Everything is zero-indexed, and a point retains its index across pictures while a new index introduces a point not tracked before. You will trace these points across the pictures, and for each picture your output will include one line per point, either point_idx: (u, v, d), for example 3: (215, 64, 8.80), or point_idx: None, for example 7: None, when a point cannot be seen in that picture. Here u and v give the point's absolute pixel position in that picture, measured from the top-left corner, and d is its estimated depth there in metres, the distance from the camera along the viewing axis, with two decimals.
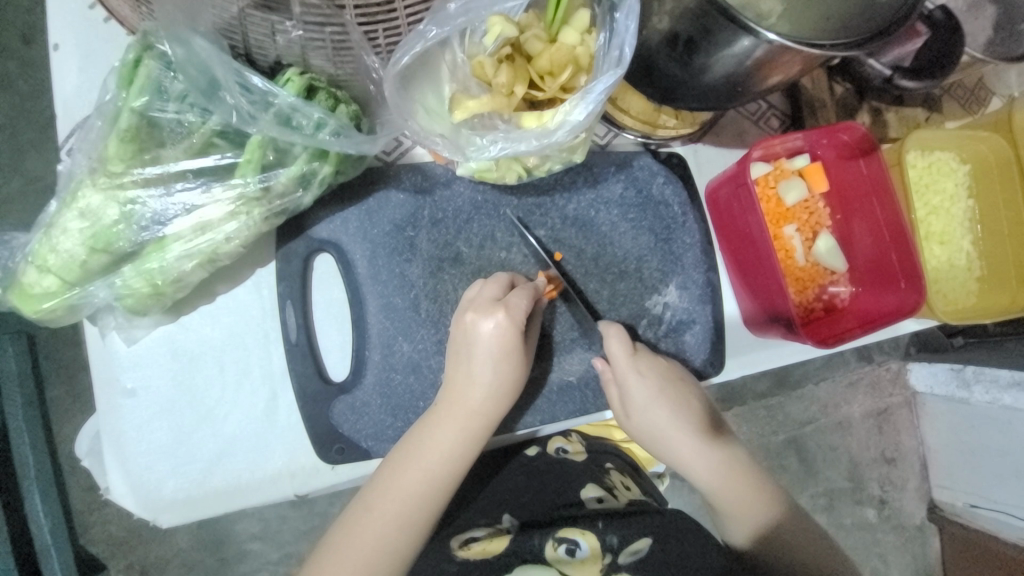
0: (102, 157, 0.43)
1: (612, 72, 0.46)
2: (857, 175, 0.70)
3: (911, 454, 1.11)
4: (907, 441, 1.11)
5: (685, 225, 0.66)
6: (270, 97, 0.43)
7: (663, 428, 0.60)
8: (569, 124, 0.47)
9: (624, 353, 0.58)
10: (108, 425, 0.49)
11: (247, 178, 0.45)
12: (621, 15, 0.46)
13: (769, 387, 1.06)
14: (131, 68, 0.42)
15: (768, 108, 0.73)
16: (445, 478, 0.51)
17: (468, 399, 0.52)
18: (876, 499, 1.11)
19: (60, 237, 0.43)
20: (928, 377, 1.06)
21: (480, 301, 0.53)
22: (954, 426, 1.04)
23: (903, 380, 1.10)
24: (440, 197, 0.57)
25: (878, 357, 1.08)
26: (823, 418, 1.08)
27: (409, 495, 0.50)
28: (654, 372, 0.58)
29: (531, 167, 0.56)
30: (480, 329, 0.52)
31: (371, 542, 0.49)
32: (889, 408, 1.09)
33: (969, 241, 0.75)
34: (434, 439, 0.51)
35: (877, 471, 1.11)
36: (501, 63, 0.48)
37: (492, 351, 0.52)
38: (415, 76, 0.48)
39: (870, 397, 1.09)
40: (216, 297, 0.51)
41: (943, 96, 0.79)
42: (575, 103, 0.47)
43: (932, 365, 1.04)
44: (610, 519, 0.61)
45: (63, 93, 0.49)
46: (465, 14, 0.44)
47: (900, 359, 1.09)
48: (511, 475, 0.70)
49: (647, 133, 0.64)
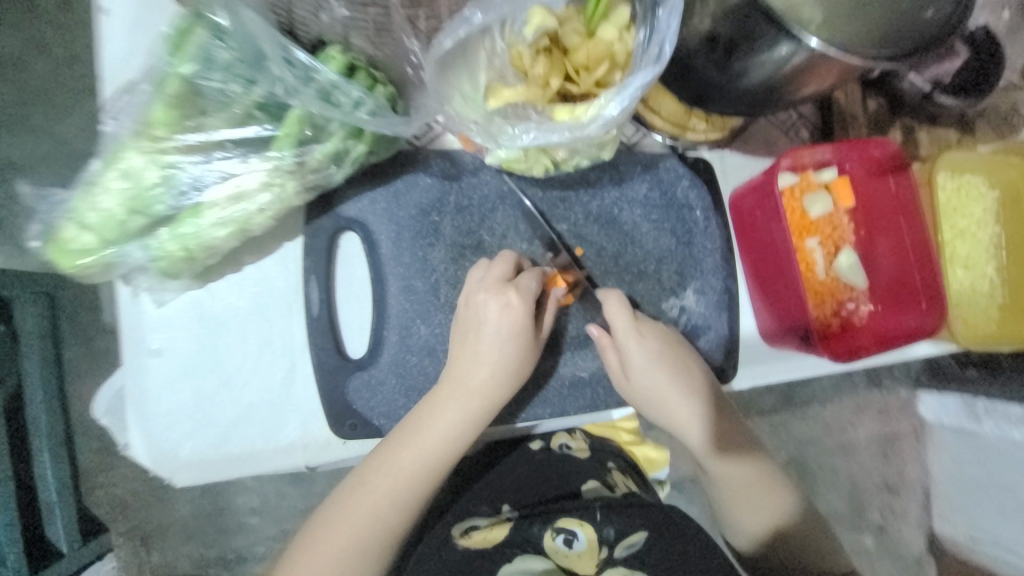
0: (147, 120, 0.44)
1: (648, 69, 0.46)
2: (883, 193, 0.70)
3: (914, 484, 1.10)
4: (911, 473, 1.10)
5: (706, 229, 0.66)
6: (313, 72, 0.43)
7: (665, 390, 0.60)
8: (602, 119, 0.47)
9: (626, 321, 0.58)
10: (133, 383, 0.50)
11: (283, 152, 0.46)
12: (663, 12, 0.46)
13: (774, 404, 1.06)
14: (181, 36, 0.43)
15: (798, 119, 0.73)
16: (453, 452, 0.52)
17: (473, 378, 0.52)
18: (874, 526, 1.10)
19: (101, 196, 0.44)
20: (938, 409, 1.05)
21: (487, 282, 0.53)
22: (959, 458, 1.03)
23: (910, 409, 1.09)
24: (464, 186, 0.58)
25: (886, 382, 1.08)
26: (827, 440, 1.08)
27: (407, 472, 0.51)
28: (653, 334, 0.59)
29: (558, 161, 0.56)
30: (490, 308, 0.53)
31: (368, 514, 0.51)
32: (895, 435, 1.09)
33: (993, 267, 0.74)
34: (433, 415, 0.52)
35: (878, 498, 1.10)
36: (538, 54, 0.49)
37: (501, 331, 0.53)
38: (457, 59, 0.48)
39: (876, 422, 1.09)
40: (243, 266, 0.52)
41: (980, 119, 0.77)
42: (609, 98, 0.47)
43: (945, 397, 1.04)
44: (607, 509, 0.61)
45: (111, 58, 0.50)
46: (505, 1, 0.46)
47: (909, 386, 1.08)
48: (513, 466, 0.71)
49: (677, 135, 0.64)
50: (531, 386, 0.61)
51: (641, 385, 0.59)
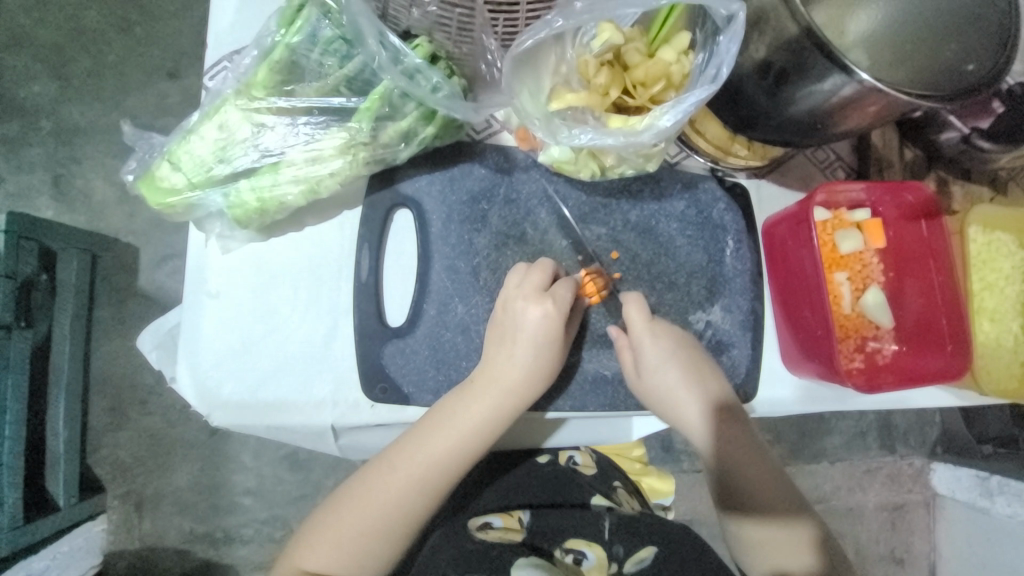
0: (247, 81, 0.49)
1: (705, 87, 0.50)
2: (916, 236, 0.72)
3: (920, 558, 1.13)
4: (918, 545, 1.13)
5: (739, 252, 0.68)
6: (401, 54, 0.47)
7: (673, 393, 0.62)
8: (656, 128, 0.51)
9: (642, 319, 0.61)
10: (190, 319, 0.53)
11: (361, 124, 0.50)
12: (724, 38, 0.50)
13: (783, 455, 1.09)
14: (294, 12, 0.48)
15: (836, 159, 0.76)
16: (472, 422, 0.53)
17: (507, 378, 0.54)
18: None
19: (196, 142, 0.49)
20: (951, 481, 1.10)
21: (526, 288, 0.55)
22: (970, 536, 1.08)
23: (925, 479, 1.13)
24: (514, 181, 0.61)
25: (900, 449, 1.13)
26: (834, 500, 1.11)
27: (437, 458, 0.53)
28: (668, 336, 0.61)
29: (606, 167, 0.60)
30: (527, 315, 0.54)
31: (395, 496, 0.52)
32: (905, 505, 1.13)
33: (1018, 325, 0.75)
34: (465, 407, 0.53)
35: (884, 569, 1.13)
36: (602, 66, 0.53)
37: (537, 338, 0.54)
38: (528, 61, 0.52)
39: (887, 489, 1.12)
40: (304, 227, 0.56)
41: (1010, 181, 0.80)
42: (664, 110, 0.51)
43: (957, 468, 1.08)
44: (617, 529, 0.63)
45: (217, 27, 0.56)
46: (589, 12, 0.48)
47: (924, 456, 1.13)
48: (523, 476, 0.71)
49: (718, 158, 0.67)
50: (555, 379, 0.63)
51: (652, 385, 0.61)
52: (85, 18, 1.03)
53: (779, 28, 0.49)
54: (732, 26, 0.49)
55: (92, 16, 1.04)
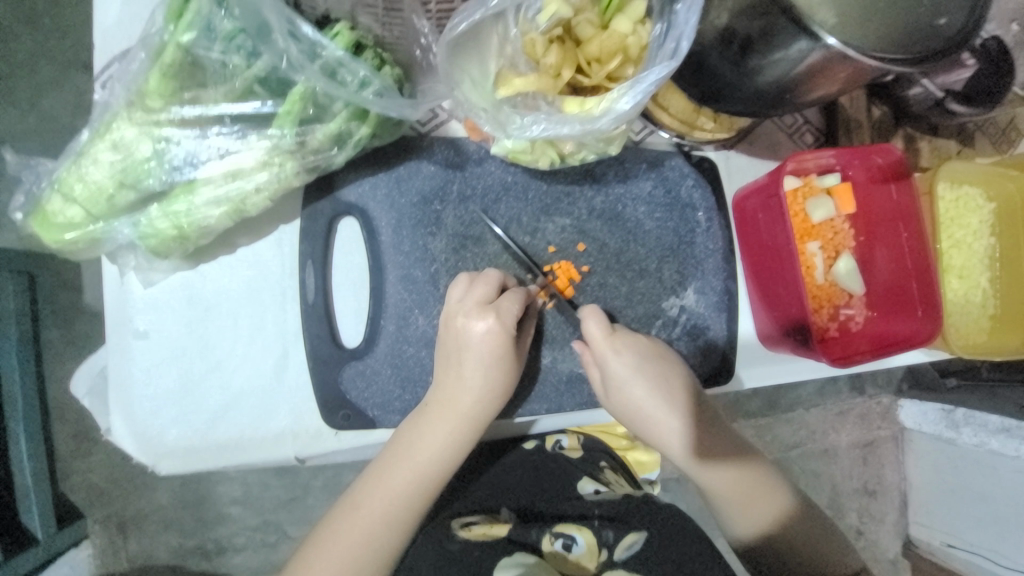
0: (140, 90, 0.42)
1: (664, 63, 0.45)
2: (885, 200, 0.71)
3: (892, 488, 1.19)
4: (890, 476, 1.19)
5: (709, 231, 0.65)
6: (319, 48, 0.42)
7: (646, 411, 0.59)
8: (614, 113, 0.47)
9: (604, 335, 0.57)
10: (116, 364, 0.49)
11: (283, 130, 0.44)
12: (682, 7, 0.45)
13: (761, 408, 1.12)
14: (182, 3, 0.41)
15: (804, 123, 0.73)
16: (444, 455, 0.51)
17: (462, 401, 0.51)
18: (852, 529, 1.17)
19: (89, 167, 0.43)
20: (917, 415, 1.13)
21: (467, 304, 0.51)
22: (937, 463, 1.12)
23: (892, 416, 1.18)
24: (462, 175, 0.56)
25: (869, 390, 1.16)
26: (811, 444, 1.15)
27: (400, 490, 0.50)
28: (632, 350, 0.57)
29: (565, 154, 0.55)
30: (475, 332, 0.51)
31: (362, 538, 0.49)
32: (876, 441, 1.17)
33: (987, 279, 0.76)
34: (424, 433, 0.50)
35: (857, 502, 1.18)
36: (551, 43, 0.48)
37: (487, 357, 0.51)
38: (467, 43, 0.47)
39: (859, 428, 1.16)
40: (237, 248, 0.51)
41: (976, 131, 0.79)
42: (622, 92, 0.46)
43: (923, 404, 1.12)
44: (608, 515, 0.60)
45: (104, 23, 0.48)
46: None
47: (892, 394, 1.18)
48: (509, 465, 0.70)
49: (684, 133, 0.63)
50: (529, 382, 0.60)
51: (623, 402, 0.59)
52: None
53: None
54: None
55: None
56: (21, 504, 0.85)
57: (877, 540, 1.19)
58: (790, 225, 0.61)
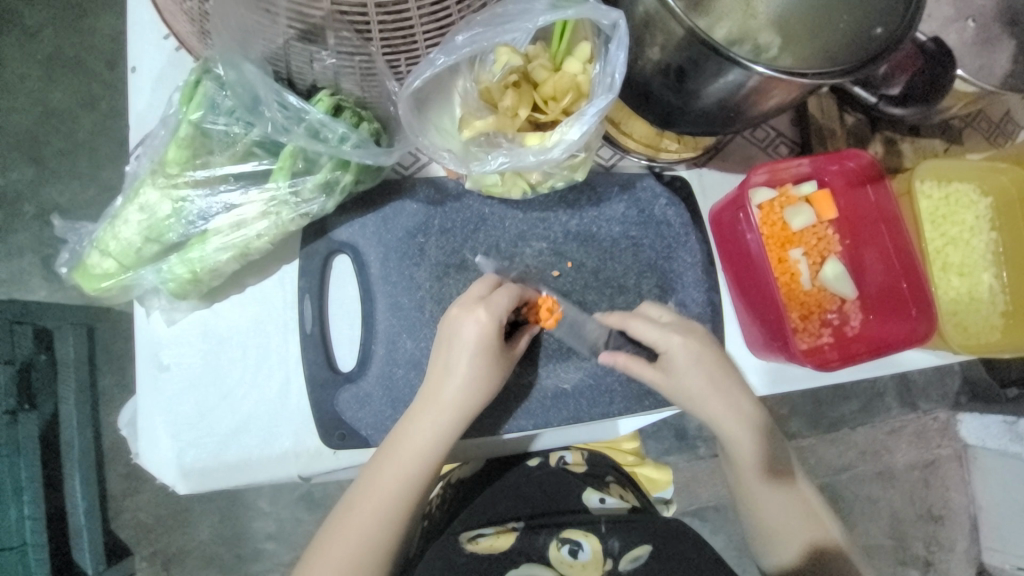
0: (161, 160, 0.51)
1: (604, 96, 0.51)
2: (865, 203, 0.72)
3: (960, 512, 1.14)
4: (956, 498, 1.14)
5: (687, 244, 0.68)
6: (303, 113, 0.50)
7: (702, 399, 0.60)
8: (565, 143, 0.52)
9: (658, 329, 0.60)
10: (143, 394, 0.55)
11: (279, 183, 0.52)
12: (612, 46, 0.50)
13: (801, 428, 1.08)
14: (193, 88, 0.50)
15: (777, 136, 0.75)
16: (433, 446, 0.54)
17: (445, 392, 0.54)
18: (920, 559, 1.13)
19: (121, 227, 0.51)
20: (979, 430, 1.10)
21: (466, 299, 0.56)
22: (1007, 482, 1.08)
23: (953, 432, 1.12)
24: (438, 208, 0.62)
25: (923, 406, 1.11)
26: (861, 466, 1.10)
27: (395, 482, 0.53)
28: (691, 336, 0.60)
29: (534, 184, 0.60)
30: (464, 325, 0.54)
31: (360, 531, 0.52)
32: (937, 460, 1.12)
33: (990, 275, 0.74)
34: (416, 428, 0.54)
35: (923, 529, 1.13)
36: (507, 88, 0.53)
37: (474, 343, 0.54)
38: (429, 97, 0.55)
39: (915, 448, 1.11)
40: (245, 288, 0.58)
41: (963, 128, 0.79)
42: (571, 124, 0.51)
43: (984, 417, 1.08)
44: (612, 521, 0.62)
45: (137, 108, 0.58)
46: (471, 45, 0.49)
47: (949, 409, 1.12)
48: (512, 481, 0.70)
49: (651, 156, 0.68)
50: (516, 399, 0.63)
51: (680, 387, 0.60)
52: (51, 101, 1.03)
53: (667, 29, 0.49)
54: (613, 32, 0.50)
55: (57, 98, 1.03)
56: (76, 542, 0.93)
57: (947, 569, 1.14)
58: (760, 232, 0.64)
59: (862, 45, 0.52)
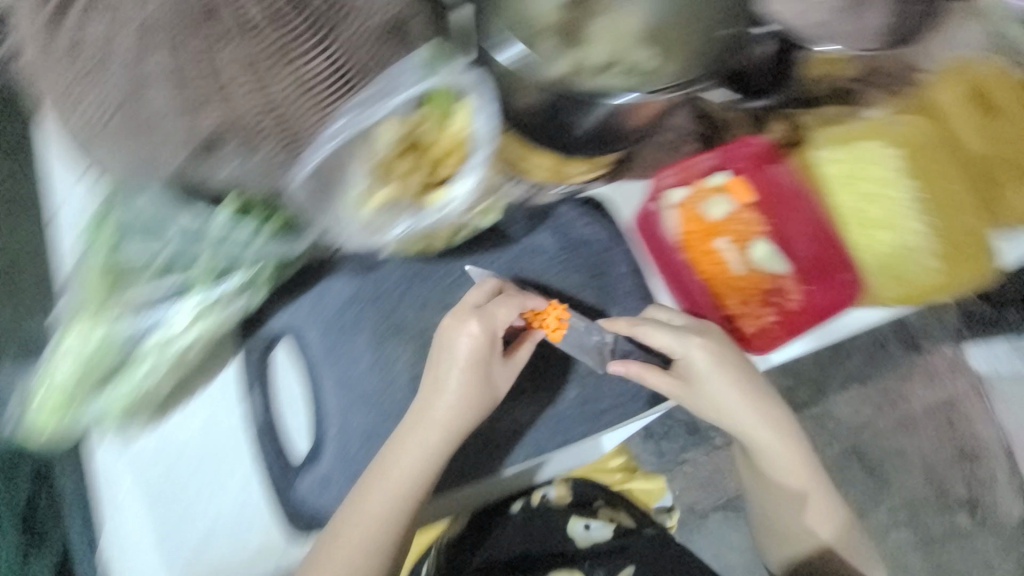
0: (86, 297, 0.55)
1: (482, 150, 0.56)
2: (776, 181, 0.74)
3: (991, 443, 1.31)
4: (984, 432, 1.32)
5: (611, 259, 0.73)
6: (205, 226, 0.55)
7: (725, 395, 0.70)
8: (457, 197, 0.58)
9: (669, 336, 0.67)
10: (108, 522, 0.57)
11: (198, 294, 0.56)
12: (478, 104, 0.55)
13: None
14: (103, 221, 0.57)
15: (683, 134, 0.78)
16: (442, 447, 0.58)
17: (436, 400, 0.58)
18: (965, 502, 1.31)
19: (59, 365, 0.55)
20: (988, 357, 1.26)
21: (462, 308, 0.60)
22: (1011, 402, 1.26)
23: (962, 363, 1.31)
24: (366, 279, 0.64)
25: (925, 345, 1.31)
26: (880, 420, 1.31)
27: (405, 483, 0.57)
28: (706, 335, 0.69)
29: (450, 235, 0.65)
30: (465, 337, 0.59)
31: (369, 531, 0.56)
32: (955, 398, 1.31)
33: (921, 221, 0.75)
34: (416, 449, 0.57)
35: (961, 469, 1.32)
36: (400, 156, 0.57)
37: (467, 352, 0.59)
38: (332, 176, 0.55)
39: (931, 391, 1.31)
40: (189, 399, 0.59)
41: (861, 88, 0.82)
42: (458, 179, 0.58)
43: (990, 344, 1.26)
44: (595, 559, 0.76)
45: (67, 251, 0.67)
46: (352, 126, 0.50)
47: (954, 341, 1.30)
48: (506, 529, 0.78)
49: (563, 181, 0.71)
50: (481, 442, 0.68)
51: (699, 385, 0.69)
52: None
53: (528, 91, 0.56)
54: (474, 91, 0.55)
55: None
56: None
57: (994, 502, 1.31)
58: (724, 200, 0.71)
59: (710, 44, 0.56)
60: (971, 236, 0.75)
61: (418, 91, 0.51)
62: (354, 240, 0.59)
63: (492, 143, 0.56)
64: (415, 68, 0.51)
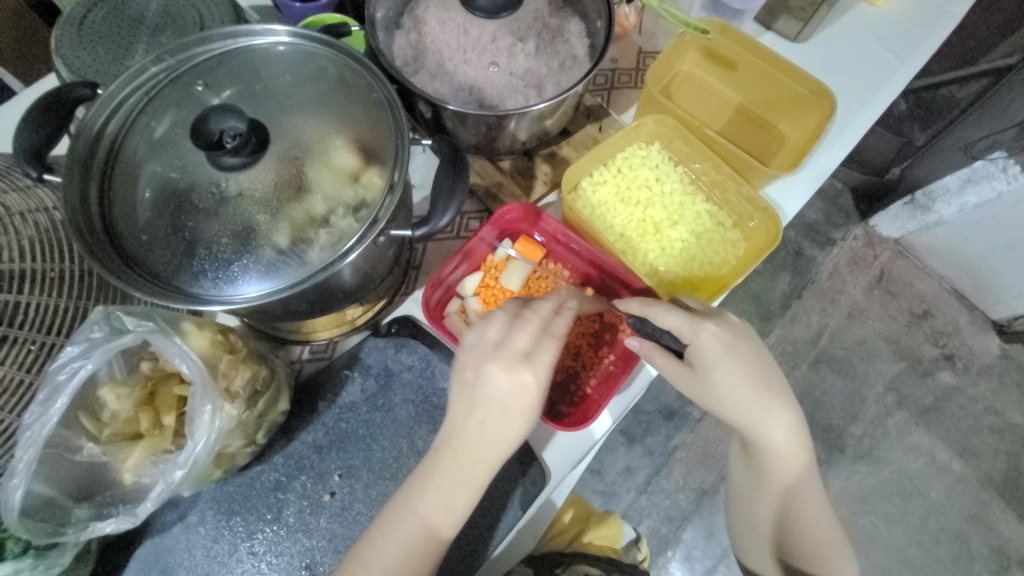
0: None
1: (201, 399, 0.52)
2: (550, 231, 0.73)
3: (935, 300, 1.45)
4: (925, 286, 1.46)
5: (433, 373, 0.70)
6: None
7: (731, 392, 0.64)
8: (198, 450, 0.52)
9: (684, 321, 0.62)
10: None
11: None
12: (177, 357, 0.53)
13: None
14: None
15: (462, 218, 0.78)
16: (465, 493, 0.58)
17: (477, 444, 0.57)
18: (942, 356, 1.41)
19: None
20: (892, 222, 1.42)
21: (504, 351, 0.58)
22: (949, 248, 1.36)
23: (876, 236, 1.48)
24: (191, 521, 0.63)
25: (837, 236, 1.49)
26: (825, 333, 1.42)
27: (406, 544, 0.57)
28: (730, 334, 0.64)
29: (242, 449, 0.61)
30: (518, 383, 0.57)
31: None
32: (884, 266, 1.47)
33: (701, 204, 0.78)
34: (410, 507, 0.58)
35: (922, 327, 1.43)
36: (141, 410, 0.55)
37: (508, 397, 0.57)
38: (64, 461, 0.53)
39: (859, 273, 1.46)
40: None
41: (609, 95, 0.86)
42: (192, 433, 0.52)
43: (888, 212, 1.41)
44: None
45: None
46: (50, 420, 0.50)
47: (858, 220, 1.50)
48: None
49: (351, 326, 0.70)
50: None
51: (701, 384, 0.64)
52: None
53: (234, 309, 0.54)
54: (164, 342, 0.53)
55: None
56: None
57: (966, 347, 1.42)
58: (545, 218, 0.71)
59: (391, 154, 0.55)
60: (750, 200, 0.76)
61: (101, 358, 0.52)
62: (116, 527, 0.54)
63: (198, 369, 0.52)
64: (90, 346, 0.51)
